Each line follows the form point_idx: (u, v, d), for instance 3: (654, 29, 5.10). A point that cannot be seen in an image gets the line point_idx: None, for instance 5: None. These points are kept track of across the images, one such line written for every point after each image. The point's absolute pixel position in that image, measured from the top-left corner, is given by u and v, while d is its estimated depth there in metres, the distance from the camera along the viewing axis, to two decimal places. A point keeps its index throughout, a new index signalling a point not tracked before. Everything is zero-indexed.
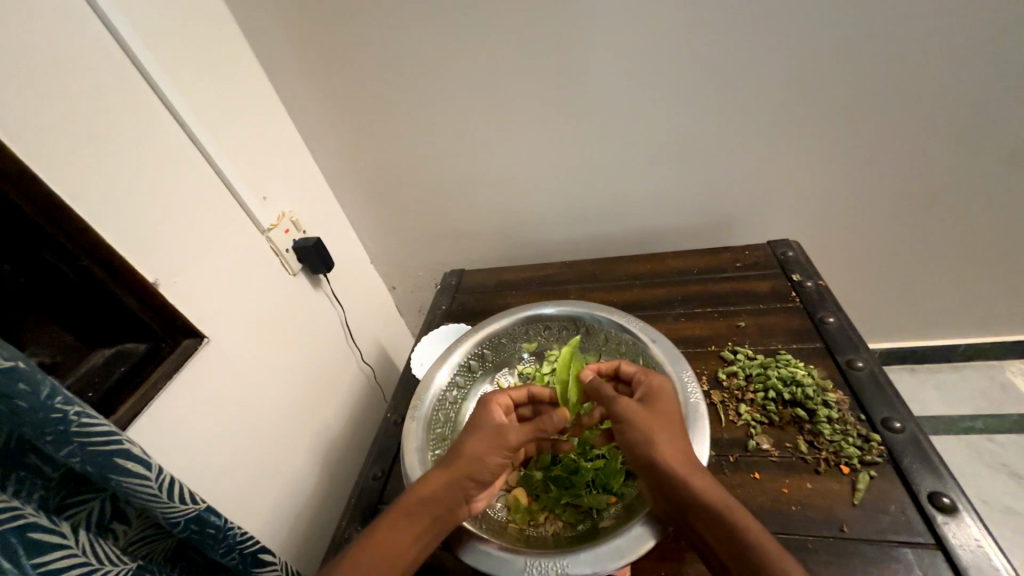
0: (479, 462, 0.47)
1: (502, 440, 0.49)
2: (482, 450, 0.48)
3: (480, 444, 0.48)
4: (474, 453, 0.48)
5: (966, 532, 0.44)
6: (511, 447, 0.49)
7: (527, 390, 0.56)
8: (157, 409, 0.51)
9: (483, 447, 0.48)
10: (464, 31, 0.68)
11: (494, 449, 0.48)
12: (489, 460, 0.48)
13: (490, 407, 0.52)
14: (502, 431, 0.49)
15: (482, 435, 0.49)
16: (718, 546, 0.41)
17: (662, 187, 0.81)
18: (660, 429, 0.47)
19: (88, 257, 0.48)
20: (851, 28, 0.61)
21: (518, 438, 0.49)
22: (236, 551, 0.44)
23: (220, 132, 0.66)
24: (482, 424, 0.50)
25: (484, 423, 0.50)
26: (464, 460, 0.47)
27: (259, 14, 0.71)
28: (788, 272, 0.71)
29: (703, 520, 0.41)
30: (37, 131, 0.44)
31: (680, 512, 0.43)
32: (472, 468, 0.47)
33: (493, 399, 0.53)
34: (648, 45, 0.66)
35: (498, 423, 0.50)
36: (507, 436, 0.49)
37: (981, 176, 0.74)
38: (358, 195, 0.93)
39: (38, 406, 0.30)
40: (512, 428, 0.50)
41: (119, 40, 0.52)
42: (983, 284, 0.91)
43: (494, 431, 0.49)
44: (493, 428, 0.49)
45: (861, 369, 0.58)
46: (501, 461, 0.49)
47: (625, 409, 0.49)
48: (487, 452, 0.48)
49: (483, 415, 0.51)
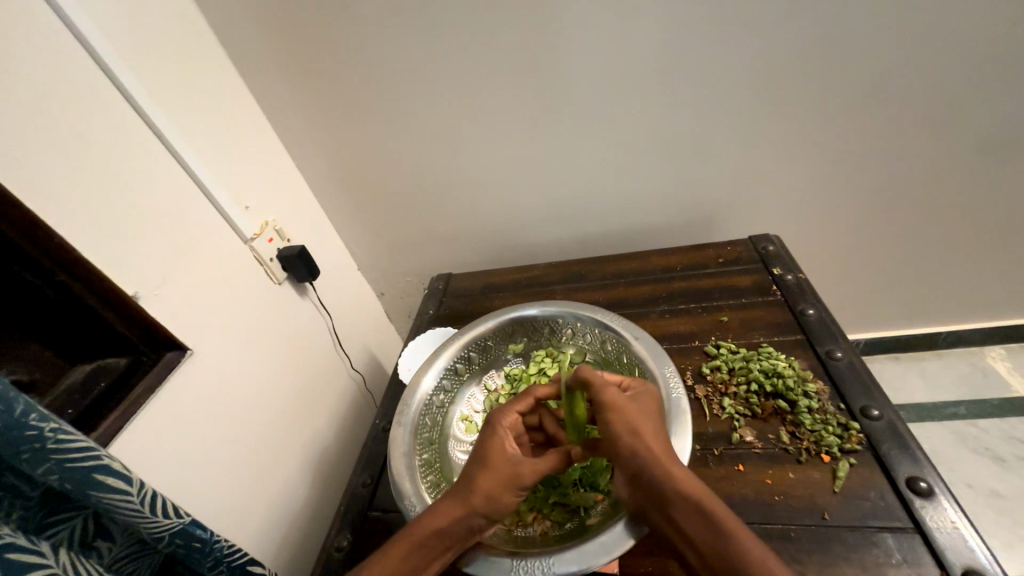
0: (493, 501, 0.46)
1: (518, 478, 0.47)
2: (496, 489, 0.46)
3: (496, 482, 0.46)
4: (488, 492, 0.46)
5: (942, 515, 0.45)
6: (525, 485, 0.47)
7: (531, 397, 0.55)
8: (139, 423, 0.50)
9: (498, 485, 0.46)
10: (444, 37, 0.69)
11: (508, 489, 0.46)
12: (503, 499, 0.46)
13: (502, 433, 0.49)
14: (518, 469, 0.47)
15: (497, 472, 0.47)
16: (702, 544, 0.40)
17: (646, 185, 0.82)
18: (649, 428, 0.46)
19: (65, 272, 0.48)
20: (821, 27, 0.63)
21: (533, 478, 0.47)
22: (224, 564, 0.43)
23: (199, 145, 0.66)
24: (499, 458, 0.47)
25: (500, 457, 0.47)
26: (478, 498, 0.45)
27: (236, 25, 0.71)
28: (769, 265, 0.72)
29: (684, 514, 0.41)
30: (15, 144, 0.44)
31: (656, 504, 0.43)
32: (486, 507, 0.46)
33: (502, 418, 0.51)
34: (625, 46, 0.67)
35: (513, 458, 0.48)
36: (523, 475, 0.47)
37: (953, 167, 0.76)
38: (342, 202, 0.92)
39: (12, 424, 0.29)
40: (527, 468, 0.48)
41: (92, 52, 0.52)
42: (962, 272, 0.92)
43: (509, 471, 0.47)
44: (509, 466, 0.47)
45: (840, 359, 0.59)
46: (514, 499, 0.47)
47: (611, 398, 0.49)
48: (502, 491, 0.46)
49: (495, 446, 0.48)
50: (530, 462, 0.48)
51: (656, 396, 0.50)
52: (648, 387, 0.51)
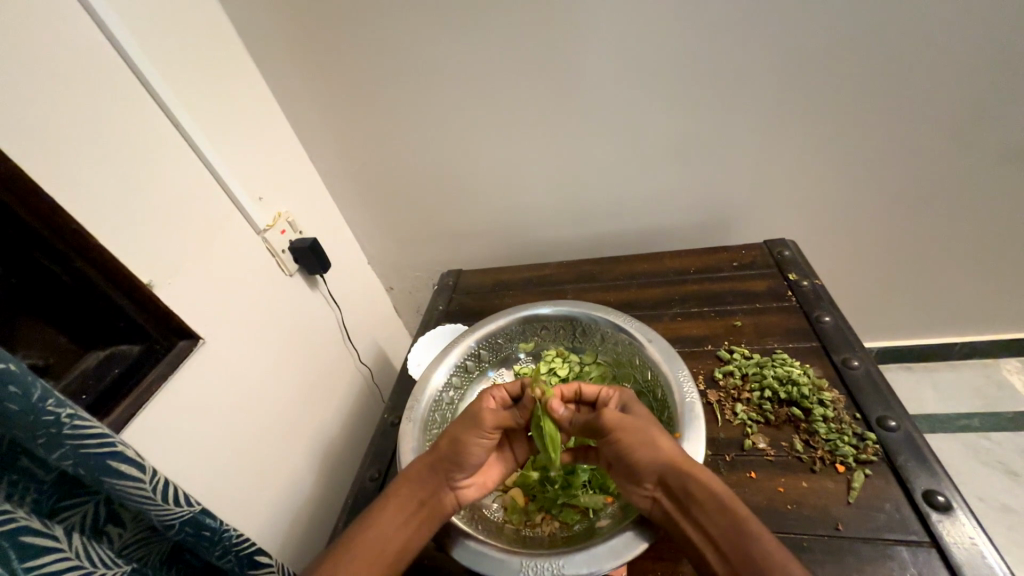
0: (457, 442, 0.49)
1: (480, 421, 0.50)
2: (461, 432, 0.50)
3: (460, 427, 0.50)
4: (453, 435, 0.50)
5: (959, 530, 0.44)
6: (489, 428, 0.50)
7: (520, 381, 0.54)
8: (150, 410, 0.51)
9: (464, 429, 0.50)
10: (461, 32, 0.68)
11: (473, 434, 0.49)
12: (467, 441, 0.49)
13: (483, 396, 0.52)
14: (480, 414, 0.51)
15: (463, 418, 0.51)
16: (721, 539, 0.40)
17: (660, 186, 0.81)
18: (656, 431, 0.47)
19: (82, 258, 0.48)
20: (846, 28, 0.62)
21: (494, 419, 0.50)
22: (232, 553, 0.43)
23: (214, 135, 0.66)
24: (465, 410, 0.52)
25: (467, 410, 0.52)
26: (446, 443, 0.50)
27: (254, 15, 0.71)
28: (784, 271, 0.71)
29: (706, 513, 0.42)
30: (33, 130, 0.44)
31: (683, 510, 0.43)
32: (453, 450, 0.49)
33: (484, 389, 0.53)
34: (644, 45, 0.66)
35: (476, 408, 0.51)
36: (483, 418, 0.50)
37: (978, 175, 0.74)
38: (354, 195, 0.92)
39: (29, 409, 0.29)
40: (489, 412, 0.51)
41: (112, 39, 0.52)
42: (981, 282, 0.91)
43: (472, 415, 0.51)
44: (471, 413, 0.51)
45: (857, 368, 0.58)
46: (481, 443, 0.50)
47: (611, 420, 0.49)
48: (467, 433, 0.50)
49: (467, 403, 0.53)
50: (491, 408, 0.51)
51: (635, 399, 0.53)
52: (626, 389, 0.54)
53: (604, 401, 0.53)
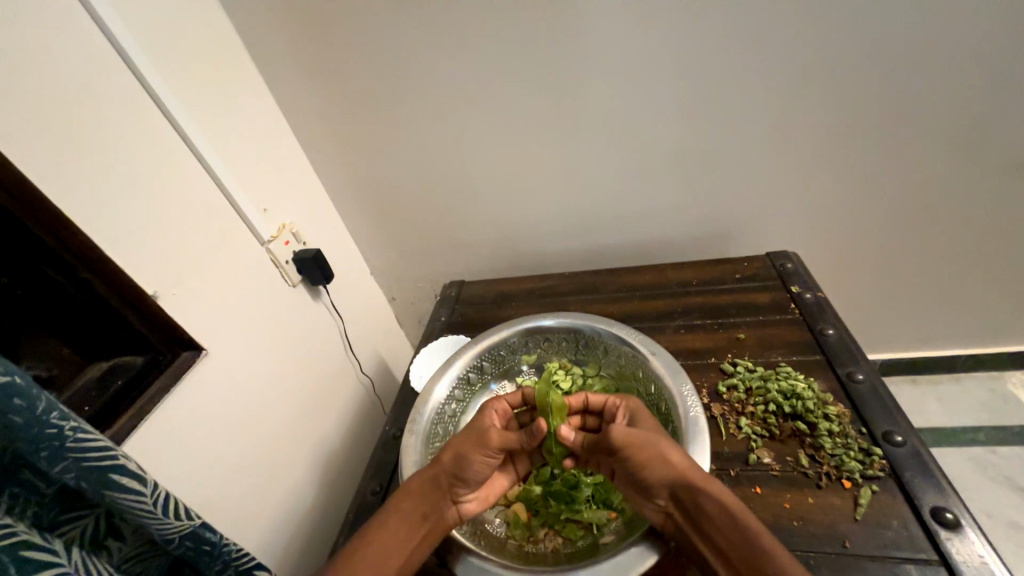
0: (461, 459, 0.49)
1: (485, 439, 0.49)
2: (465, 448, 0.49)
3: (464, 442, 0.50)
4: (457, 450, 0.49)
5: (969, 548, 0.43)
6: (493, 448, 0.49)
7: (520, 394, 0.57)
8: (152, 421, 0.51)
9: (469, 445, 0.49)
10: (464, 46, 0.69)
11: (476, 452, 0.49)
12: (472, 459, 0.49)
13: (485, 413, 0.54)
14: (486, 432, 0.50)
15: (468, 434, 0.50)
16: (732, 550, 0.41)
17: (662, 199, 0.82)
18: (669, 446, 0.46)
19: (87, 269, 0.48)
20: (845, 43, 0.62)
21: (501, 440, 0.50)
22: (232, 567, 0.43)
23: (218, 147, 0.66)
24: (471, 425, 0.52)
25: (471, 424, 0.52)
26: (448, 457, 0.49)
27: (262, 31, 0.72)
28: (787, 283, 0.71)
29: (718, 529, 0.42)
30: (41, 143, 0.45)
31: (693, 522, 0.43)
32: (456, 466, 0.49)
33: (489, 406, 0.55)
34: (644, 59, 0.67)
35: (482, 425, 0.51)
36: (489, 437, 0.49)
37: (978, 188, 0.75)
38: (357, 207, 0.93)
39: (33, 421, 0.29)
40: (494, 432, 0.50)
41: (122, 54, 0.53)
42: (985, 294, 0.90)
43: (477, 432, 0.50)
44: (477, 429, 0.51)
45: (861, 381, 0.58)
46: (484, 460, 0.49)
47: (624, 438, 0.47)
48: (470, 451, 0.49)
49: (474, 418, 0.53)
50: (498, 430, 0.50)
51: (648, 412, 0.53)
52: (633, 399, 0.55)
53: (612, 411, 0.54)
